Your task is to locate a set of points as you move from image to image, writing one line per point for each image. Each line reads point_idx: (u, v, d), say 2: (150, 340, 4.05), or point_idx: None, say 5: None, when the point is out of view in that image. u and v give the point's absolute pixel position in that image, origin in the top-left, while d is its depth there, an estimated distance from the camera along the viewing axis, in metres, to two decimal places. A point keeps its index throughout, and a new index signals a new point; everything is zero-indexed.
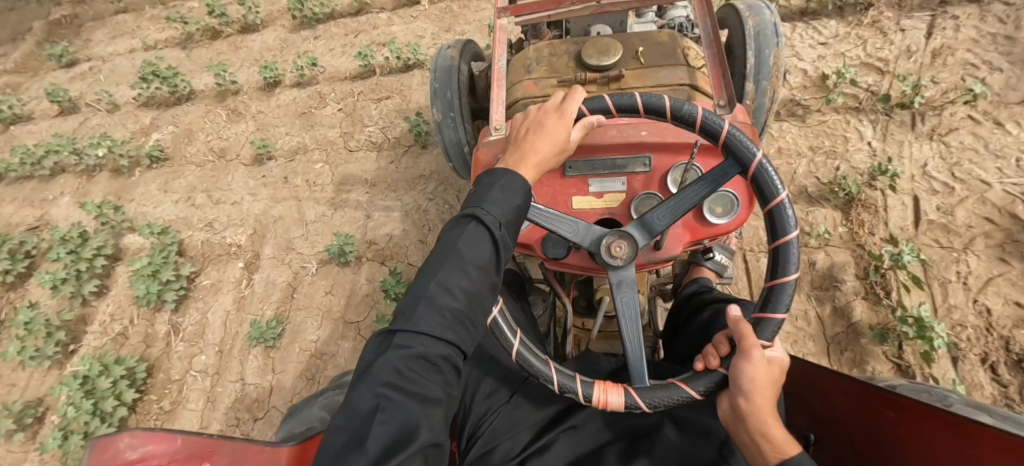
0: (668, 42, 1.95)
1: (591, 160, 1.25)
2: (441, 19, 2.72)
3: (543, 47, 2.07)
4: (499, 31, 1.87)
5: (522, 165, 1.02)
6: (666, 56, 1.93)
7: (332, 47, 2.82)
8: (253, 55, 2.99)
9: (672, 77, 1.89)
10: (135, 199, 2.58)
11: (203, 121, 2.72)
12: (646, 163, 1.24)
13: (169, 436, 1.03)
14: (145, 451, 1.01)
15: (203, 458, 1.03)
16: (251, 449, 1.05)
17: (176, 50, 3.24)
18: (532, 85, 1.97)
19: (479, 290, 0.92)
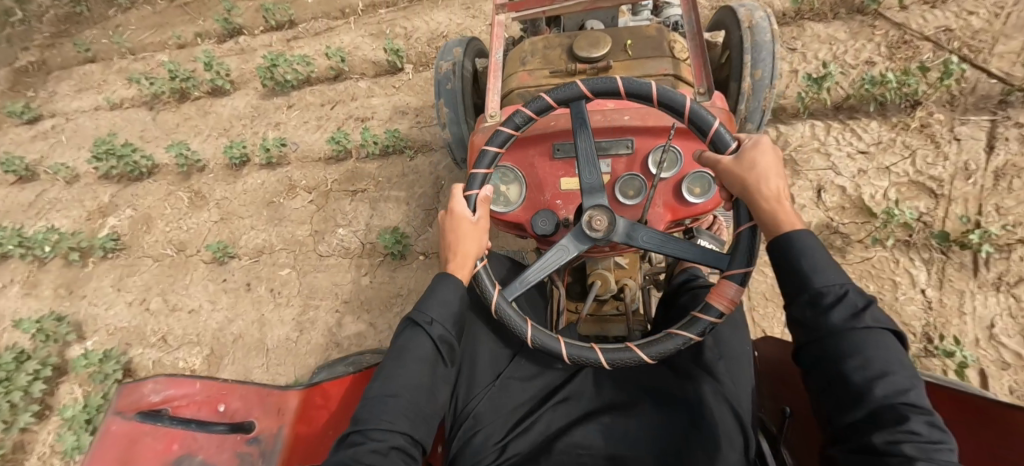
0: (657, 36, 1.87)
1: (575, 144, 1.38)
2: (424, 91, 2.44)
3: (540, 41, 1.98)
4: (499, 26, 1.91)
5: (457, 269, 1.10)
6: (657, 49, 1.85)
7: (304, 119, 2.55)
8: (222, 123, 2.75)
9: (661, 70, 1.79)
10: (87, 295, 2.33)
11: (162, 205, 2.46)
12: (629, 145, 1.37)
13: (188, 380, 1.06)
14: (167, 394, 1.04)
15: (218, 403, 1.07)
16: (262, 395, 1.10)
17: (143, 111, 3.00)
18: (528, 76, 1.89)
19: (427, 384, 1.01)
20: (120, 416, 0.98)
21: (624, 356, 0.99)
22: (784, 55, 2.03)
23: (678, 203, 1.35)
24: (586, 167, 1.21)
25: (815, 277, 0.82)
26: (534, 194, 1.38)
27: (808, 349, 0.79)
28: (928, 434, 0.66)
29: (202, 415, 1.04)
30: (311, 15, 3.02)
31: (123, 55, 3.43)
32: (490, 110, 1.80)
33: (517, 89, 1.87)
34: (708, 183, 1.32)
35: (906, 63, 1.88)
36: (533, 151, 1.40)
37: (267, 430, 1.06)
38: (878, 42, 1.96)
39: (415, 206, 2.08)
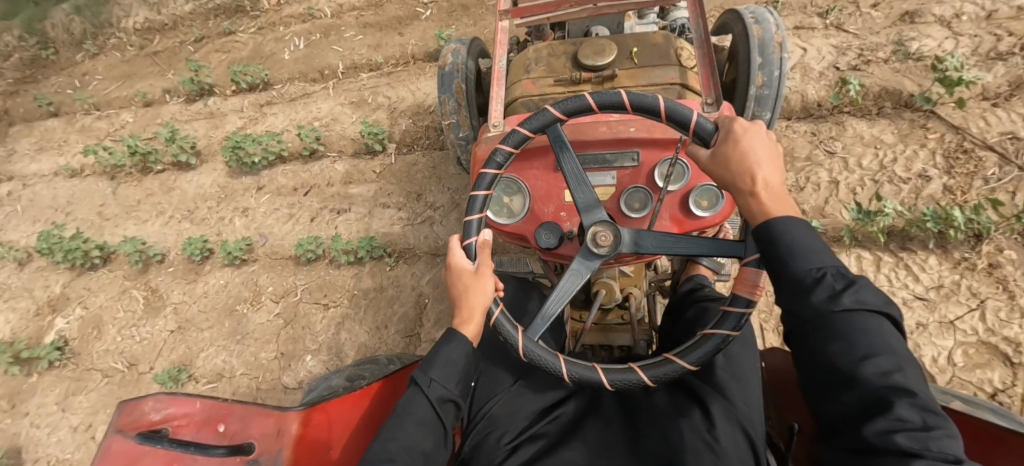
0: (664, 43, 1.65)
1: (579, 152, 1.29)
2: (407, 178, 2.16)
3: (544, 47, 1.76)
4: (499, 34, 1.74)
5: (464, 325, 1.00)
6: (663, 57, 1.62)
7: (275, 206, 2.29)
8: (186, 203, 2.48)
9: (667, 78, 1.57)
10: (30, 413, 2.07)
11: (116, 306, 2.20)
12: (635, 157, 1.26)
13: (190, 399, 0.96)
14: (167, 413, 0.93)
15: (219, 424, 0.96)
16: (264, 417, 0.98)
17: (103, 182, 2.74)
18: (532, 85, 1.67)
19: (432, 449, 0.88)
20: (118, 435, 0.87)
21: (665, 370, 0.93)
22: (823, 159, 1.75)
23: (684, 216, 1.22)
24: (575, 182, 1.11)
25: (794, 261, 0.75)
26: (538, 206, 1.29)
27: (797, 336, 0.72)
28: (918, 419, 0.57)
29: (202, 437, 0.94)
30: (287, 76, 2.75)
31: (86, 110, 3.16)
32: (494, 120, 1.56)
33: (521, 98, 1.66)
34: (716, 193, 1.20)
35: (967, 179, 1.61)
36: (538, 162, 1.31)
37: (269, 453, 0.94)
38: (933, 149, 1.69)
39: (395, 330, 1.84)
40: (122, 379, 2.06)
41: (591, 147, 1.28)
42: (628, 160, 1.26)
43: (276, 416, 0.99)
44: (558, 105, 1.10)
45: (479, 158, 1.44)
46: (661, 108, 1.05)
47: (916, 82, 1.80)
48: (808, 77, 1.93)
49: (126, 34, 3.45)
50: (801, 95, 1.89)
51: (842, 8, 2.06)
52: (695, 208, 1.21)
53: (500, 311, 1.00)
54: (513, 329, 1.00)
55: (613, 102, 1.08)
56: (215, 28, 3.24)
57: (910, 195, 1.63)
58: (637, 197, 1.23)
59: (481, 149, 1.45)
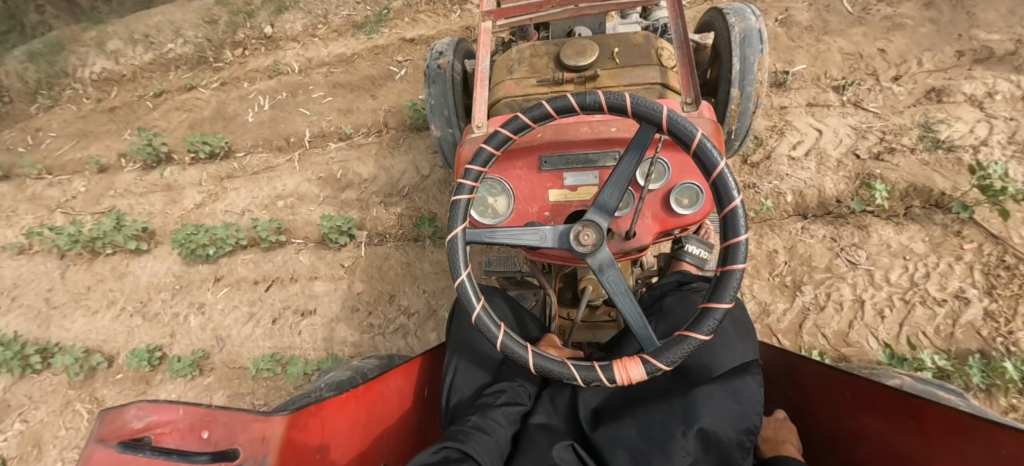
0: (645, 43, 1.41)
1: (564, 152, 1.09)
2: (378, 274, 1.95)
3: (526, 47, 1.49)
4: (478, 34, 1.47)
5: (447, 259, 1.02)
6: (646, 56, 1.38)
7: (233, 302, 2.07)
8: (139, 293, 2.26)
9: (648, 78, 1.32)
10: None
11: (58, 423, 1.99)
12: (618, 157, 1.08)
13: (174, 403, 0.81)
14: (150, 421, 0.79)
15: (202, 429, 0.82)
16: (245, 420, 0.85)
17: (52, 262, 2.51)
18: (515, 86, 1.40)
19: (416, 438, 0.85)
20: (100, 445, 0.74)
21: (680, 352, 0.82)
22: (845, 271, 1.55)
23: (667, 215, 1.05)
24: (611, 181, 0.94)
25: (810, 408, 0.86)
26: (520, 208, 1.10)
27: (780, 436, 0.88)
28: None
29: (185, 445, 0.80)
30: (250, 144, 2.52)
31: (37, 176, 2.92)
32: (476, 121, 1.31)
33: (503, 99, 1.40)
34: (700, 189, 1.05)
35: (1012, 302, 1.40)
36: (518, 162, 1.12)
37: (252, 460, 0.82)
38: (969, 262, 1.48)
39: None
40: None
41: (576, 148, 1.09)
42: (610, 159, 1.09)
43: (253, 421, 0.85)
44: (553, 100, 0.93)
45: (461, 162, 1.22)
46: (651, 115, 0.90)
47: (948, 178, 1.59)
48: (825, 166, 1.72)
49: (82, 84, 3.21)
50: (818, 189, 1.68)
51: (861, 81, 1.86)
52: (677, 207, 1.04)
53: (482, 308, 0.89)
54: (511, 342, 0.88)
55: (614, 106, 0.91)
56: (176, 81, 3.03)
57: (946, 321, 1.42)
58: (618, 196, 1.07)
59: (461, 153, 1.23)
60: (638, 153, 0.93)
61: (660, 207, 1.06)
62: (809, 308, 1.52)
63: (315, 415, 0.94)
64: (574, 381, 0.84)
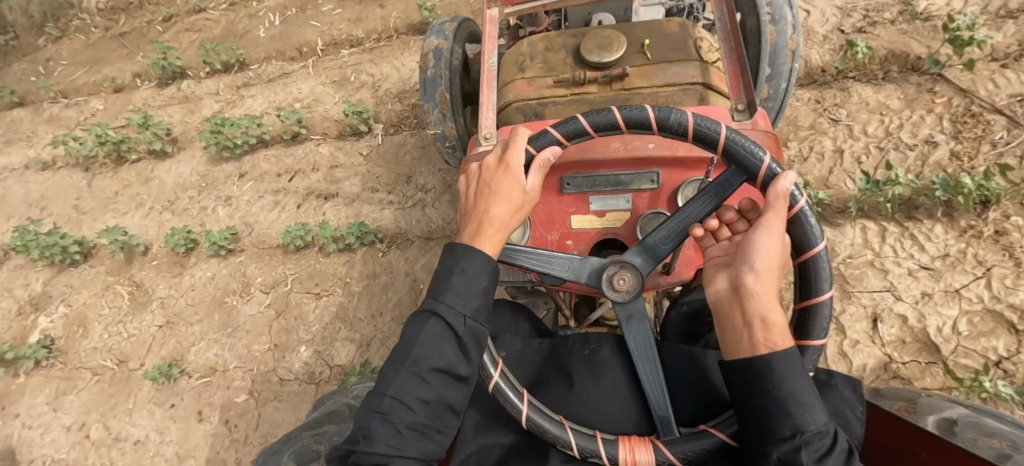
0: (680, 32, 1.34)
1: (592, 172, 1.02)
2: (395, 160, 2.08)
3: (537, 39, 1.44)
4: (484, 25, 1.44)
5: (481, 239, 0.82)
6: (680, 49, 1.31)
7: (259, 193, 2.21)
8: (166, 194, 2.39)
9: (687, 77, 1.26)
10: (21, 414, 2.04)
11: (100, 303, 2.14)
12: (654, 178, 1.02)
13: None
14: None
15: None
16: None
17: (77, 173, 2.63)
18: (527, 86, 1.36)
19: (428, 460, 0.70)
20: None
21: None
22: (827, 127, 1.69)
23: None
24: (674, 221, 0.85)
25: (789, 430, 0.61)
26: (539, 232, 1.06)
27: None
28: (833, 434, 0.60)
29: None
30: (263, 57, 2.61)
31: (52, 99, 3.02)
32: (484, 131, 1.27)
33: (515, 103, 1.35)
34: None
35: (975, 144, 1.56)
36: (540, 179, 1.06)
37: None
38: (940, 113, 1.62)
39: (390, 317, 1.76)
40: (109, 377, 2.01)
41: (606, 168, 1.03)
42: (644, 181, 1.02)
43: None
44: (622, 109, 0.85)
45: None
46: (760, 166, 0.80)
47: (924, 44, 1.73)
48: (812, 41, 1.85)
49: (88, 14, 3.25)
50: (805, 60, 1.82)
51: None
52: None
53: (500, 374, 0.78)
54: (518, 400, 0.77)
55: (710, 136, 0.82)
56: (183, 5, 3.09)
57: (916, 163, 1.57)
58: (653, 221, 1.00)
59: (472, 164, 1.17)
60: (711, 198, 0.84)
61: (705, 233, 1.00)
62: (794, 161, 1.67)
63: None
64: (570, 449, 0.74)
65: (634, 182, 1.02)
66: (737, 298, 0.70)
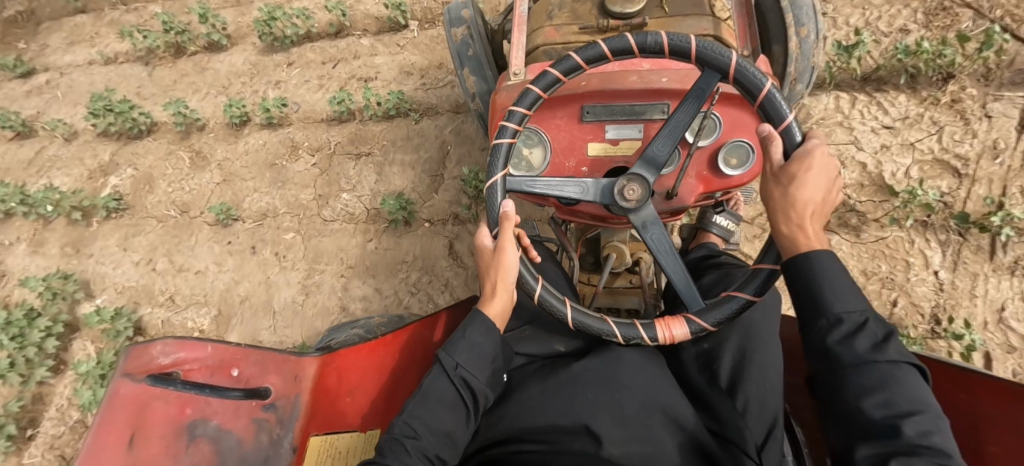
0: None
1: (608, 102, 1.12)
2: (429, 50, 2.33)
3: None
4: None
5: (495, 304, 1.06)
6: (696, 5, 1.42)
7: (305, 78, 2.46)
8: (220, 81, 2.64)
9: (701, 29, 1.38)
10: (93, 254, 2.35)
11: (164, 165, 2.42)
12: (664, 109, 1.12)
13: (200, 345, 1.09)
14: (177, 357, 1.07)
15: (231, 368, 1.11)
16: (277, 361, 1.15)
17: (138, 66, 2.86)
18: (554, 33, 1.47)
19: (458, 340, 1.03)
20: (129, 379, 1.00)
21: (728, 308, 0.94)
22: None
23: (713, 177, 1.13)
24: (665, 131, 1.00)
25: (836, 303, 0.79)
26: (557, 159, 1.18)
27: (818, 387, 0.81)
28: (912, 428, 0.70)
29: (216, 380, 1.09)
30: None
31: (114, 6, 3.18)
32: (512, 69, 1.40)
33: (541, 47, 1.46)
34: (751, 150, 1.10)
35: (943, 32, 1.76)
36: (561, 111, 1.17)
37: (284, 397, 1.13)
38: (915, 7, 1.83)
39: (421, 171, 2.04)
40: (173, 224, 2.31)
41: (620, 99, 1.13)
42: (656, 112, 1.12)
43: (286, 362, 1.16)
44: (613, 40, 0.98)
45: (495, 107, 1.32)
46: (758, 86, 0.94)
47: None
48: None
49: None
50: None
51: None
52: (725, 167, 1.11)
53: (541, 288, 0.99)
54: (560, 304, 1.00)
55: (714, 58, 0.95)
56: None
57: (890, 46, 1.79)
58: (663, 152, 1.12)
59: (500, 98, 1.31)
60: (695, 104, 0.98)
61: (700, 164, 1.13)
62: None
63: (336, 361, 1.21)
64: (616, 337, 0.97)
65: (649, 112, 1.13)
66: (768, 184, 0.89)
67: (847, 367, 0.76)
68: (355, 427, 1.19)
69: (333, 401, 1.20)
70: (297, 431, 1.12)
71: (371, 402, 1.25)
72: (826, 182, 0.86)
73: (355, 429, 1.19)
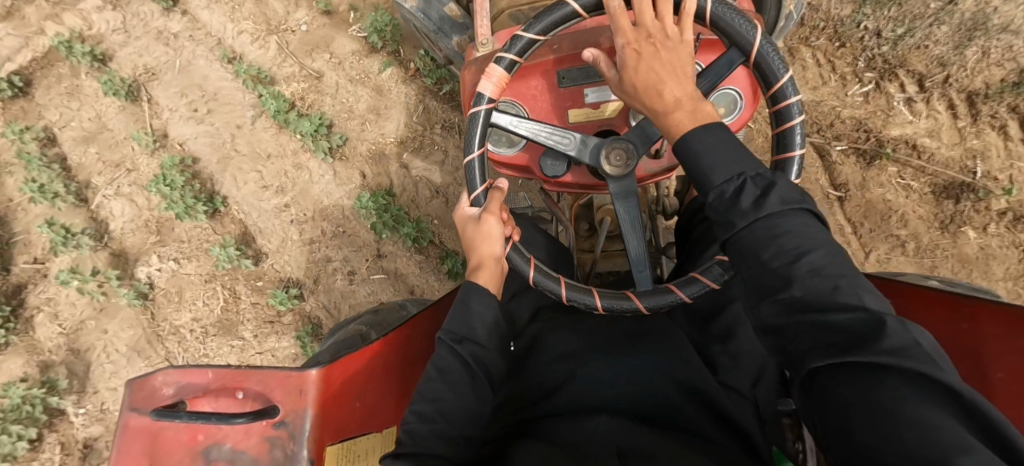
0: None
1: (582, 67, 1.24)
2: None
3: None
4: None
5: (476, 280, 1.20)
6: None
7: (382, 292, 1.95)
8: (304, 204, 2.02)
9: None
10: (105, 335, 2.11)
11: (198, 290, 1.99)
12: None
13: (201, 370, 1.16)
14: (177, 384, 1.15)
15: (237, 390, 1.18)
16: (280, 380, 1.18)
17: (249, 96, 2.27)
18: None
19: (474, 402, 1.08)
20: (134, 413, 1.11)
21: (663, 300, 1.13)
22: None
23: None
24: None
25: (713, 175, 0.88)
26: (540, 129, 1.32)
27: (845, 390, 0.68)
28: (904, 344, 0.66)
29: (223, 402, 1.18)
30: None
31: None
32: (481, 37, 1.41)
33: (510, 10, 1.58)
34: (735, 96, 1.18)
35: None
36: (535, 80, 1.29)
37: (292, 412, 1.17)
38: None
39: None
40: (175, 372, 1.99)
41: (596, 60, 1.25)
42: None
43: (291, 375, 1.19)
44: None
45: (466, 78, 1.39)
46: (747, 40, 1.02)
47: None
48: None
49: None
50: None
51: None
52: None
53: (510, 249, 1.18)
54: (478, 184, 1.21)
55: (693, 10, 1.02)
56: None
57: None
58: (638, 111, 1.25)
59: (467, 73, 1.37)
60: (709, 79, 1.07)
61: None
62: None
63: (349, 363, 1.24)
64: (551, 294, 1.19)
65: None
66: (478, 236, 1.18)
67: (839, 321, 0.71)
68: (372, 430, 1.27)
69: (345, 400, 1.24)
70: (311, 440, 1.17)
71: (381, 403, 1.31)
72: (484, 236, 1.17)
73: (371, 432, 1.27)
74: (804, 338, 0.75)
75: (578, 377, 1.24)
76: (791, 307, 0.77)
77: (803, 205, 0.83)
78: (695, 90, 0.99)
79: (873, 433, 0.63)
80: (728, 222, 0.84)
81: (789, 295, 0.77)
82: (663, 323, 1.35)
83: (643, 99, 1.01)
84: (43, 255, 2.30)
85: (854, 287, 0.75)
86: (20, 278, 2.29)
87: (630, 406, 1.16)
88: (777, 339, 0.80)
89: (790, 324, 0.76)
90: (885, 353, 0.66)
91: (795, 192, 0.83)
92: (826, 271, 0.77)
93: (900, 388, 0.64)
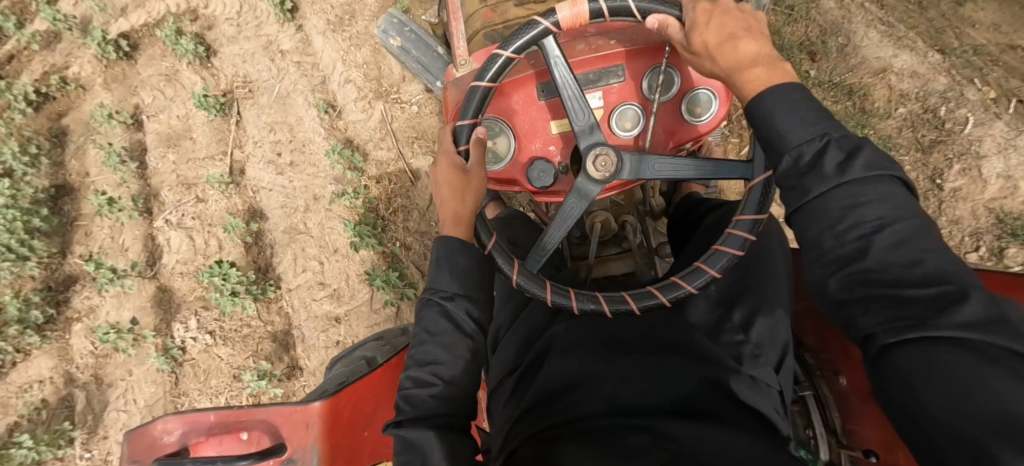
0: None
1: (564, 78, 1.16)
2: None
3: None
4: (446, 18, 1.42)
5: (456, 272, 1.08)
6: None
7: None
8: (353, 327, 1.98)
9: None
10: (128, 379, 2.04)
11: (224, 380, 1.97)
12: (620, 73, 1.17)
13: (200, 414, 1.12)
14: (175, 433, 1.11)
15: (240, 432, 1.15)
16: (284, 417, 1.15)
17: (336, 168, 2.04)
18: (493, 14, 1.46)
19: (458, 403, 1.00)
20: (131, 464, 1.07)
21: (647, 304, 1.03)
22: None
23: (679, 126, 1.19)
24: None
25: (790, 135, 0.80)
26: (524, 142, 1.22)
27: (934, 368, 0.58)
28: (991, 312, 0.59)
29: (227, 447, 1.14)
30: None
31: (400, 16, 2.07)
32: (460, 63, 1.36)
33: (481, 29, 1.46)
34: (707, 99, 1.15)
35: None
36: (516, 95, 1.21)
37: (300, 449, 1.13)
38: None
39: None
40: None
41: (579, 68, 1.17)
42: (613, 77, 1.18)
43: (294, 412, 1.15)
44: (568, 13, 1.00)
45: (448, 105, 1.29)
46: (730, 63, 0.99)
47: None
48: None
49: None
50: None
51: None
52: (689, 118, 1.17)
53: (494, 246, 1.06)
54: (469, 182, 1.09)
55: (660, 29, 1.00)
56: None
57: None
58: (627, 117, 1.17)
59: (450, 95, 1.29)
60: None
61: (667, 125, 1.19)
62: None
63: (348, 393, 1.25)
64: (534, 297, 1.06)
65: (608, 78, 1.18)
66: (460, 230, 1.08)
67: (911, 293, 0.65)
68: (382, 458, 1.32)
69: (352, 430, 1.24)
70: None
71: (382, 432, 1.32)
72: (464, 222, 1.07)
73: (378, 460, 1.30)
74: (870, 313, 0.68)
75: (567, 362, 1.02)
76: (864, 281, 0.70)
77: (889, 169, 0.74)
78: (769, 48, 0.93)
79: (947, 404, 0.56)
80: (801, 188, 0.77)
81: (861, 267, 0.71)
82: (660, 315, 1.12)
83: (725, 64, 0.94)
84: (98, 254, 2.10)
85: (910, 234, 0.69)
86: (72, 271, 2.11)
87: (646, 396, 0.90)
88: (840, 318, 0.74)
89: (859, 300, 0.70)
90: (958, 324, 0.59)
91: (884, 160, 0.74)
92: (908, 243, 0.69)
93: (968, 321, 0.59)
